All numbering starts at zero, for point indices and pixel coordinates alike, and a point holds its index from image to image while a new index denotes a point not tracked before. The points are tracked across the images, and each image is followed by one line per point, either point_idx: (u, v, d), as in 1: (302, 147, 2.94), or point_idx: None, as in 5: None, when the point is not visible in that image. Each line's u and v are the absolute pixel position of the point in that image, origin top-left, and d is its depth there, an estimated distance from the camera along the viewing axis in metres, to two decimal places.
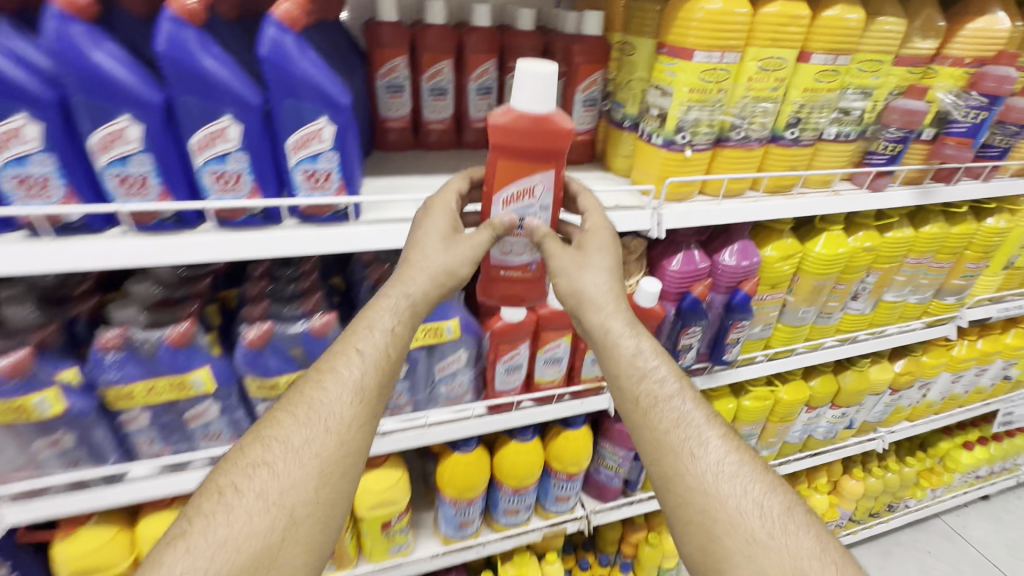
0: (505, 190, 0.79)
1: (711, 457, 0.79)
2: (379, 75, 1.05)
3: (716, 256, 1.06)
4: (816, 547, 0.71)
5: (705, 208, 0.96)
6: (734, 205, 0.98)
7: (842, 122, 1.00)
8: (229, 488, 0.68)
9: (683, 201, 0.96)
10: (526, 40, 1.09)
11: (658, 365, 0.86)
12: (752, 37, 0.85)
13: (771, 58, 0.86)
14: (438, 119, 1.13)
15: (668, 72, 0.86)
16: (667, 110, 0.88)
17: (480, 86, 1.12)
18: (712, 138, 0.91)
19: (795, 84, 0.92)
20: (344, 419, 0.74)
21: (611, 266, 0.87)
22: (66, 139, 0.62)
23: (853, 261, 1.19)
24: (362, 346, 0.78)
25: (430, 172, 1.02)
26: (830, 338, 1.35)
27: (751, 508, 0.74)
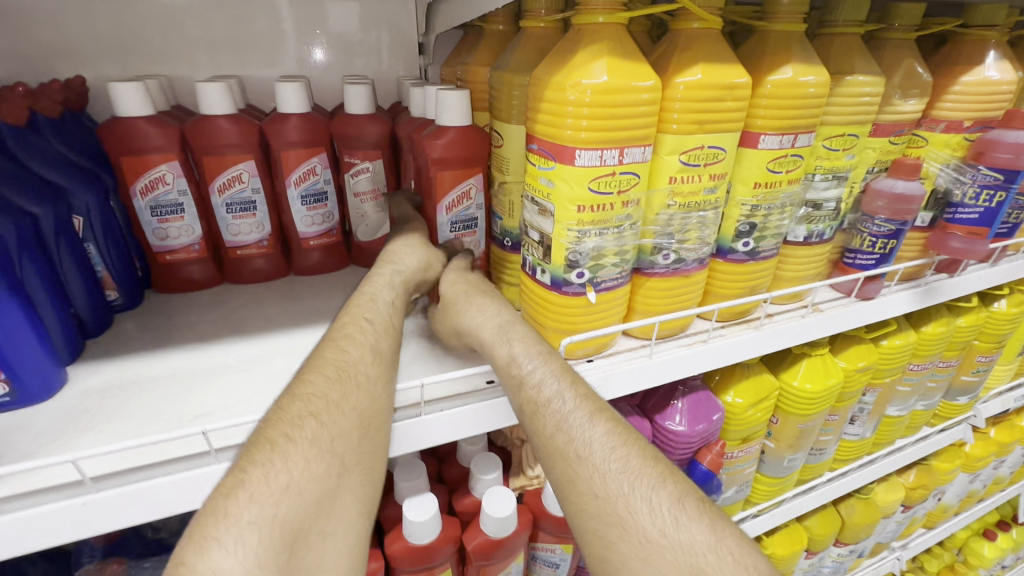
0: (444, 198, 0.67)
1: (597, 447, 0.46)
2: (136, 192, 0.70)
3: (659, 420, 0.73)
4: (720, 543, 0.41)
5: (631, 369, 0.62)
6: (674, 356, 0.65)
7: (812, 218, 0.70)
8: (283, 433, 0.41)
9: (597, 358, 0.63)
10: (364, 127, 0.77)
11: (539, 364, 0.50)
12: (667, 118, 0.54)
13: (699, 148, 0.55)
14: (250, 242, 0.79)
15: (542, 180, 0.54)
16: (549, 234, 0.56)
17: (308, 193, 0.79)
18: (628, 267, 0.59)
19: (739, 177, 0.62)
20: (392, 371, 0.50)
21: (481, 292, 0.58)
22: None
23: (846, 387, 0.88)
24: (372, 314, 0.53)
25: (218, 335, 0.67)
26: (824, 474, 1.02)
27: (642, 505, 0.42)
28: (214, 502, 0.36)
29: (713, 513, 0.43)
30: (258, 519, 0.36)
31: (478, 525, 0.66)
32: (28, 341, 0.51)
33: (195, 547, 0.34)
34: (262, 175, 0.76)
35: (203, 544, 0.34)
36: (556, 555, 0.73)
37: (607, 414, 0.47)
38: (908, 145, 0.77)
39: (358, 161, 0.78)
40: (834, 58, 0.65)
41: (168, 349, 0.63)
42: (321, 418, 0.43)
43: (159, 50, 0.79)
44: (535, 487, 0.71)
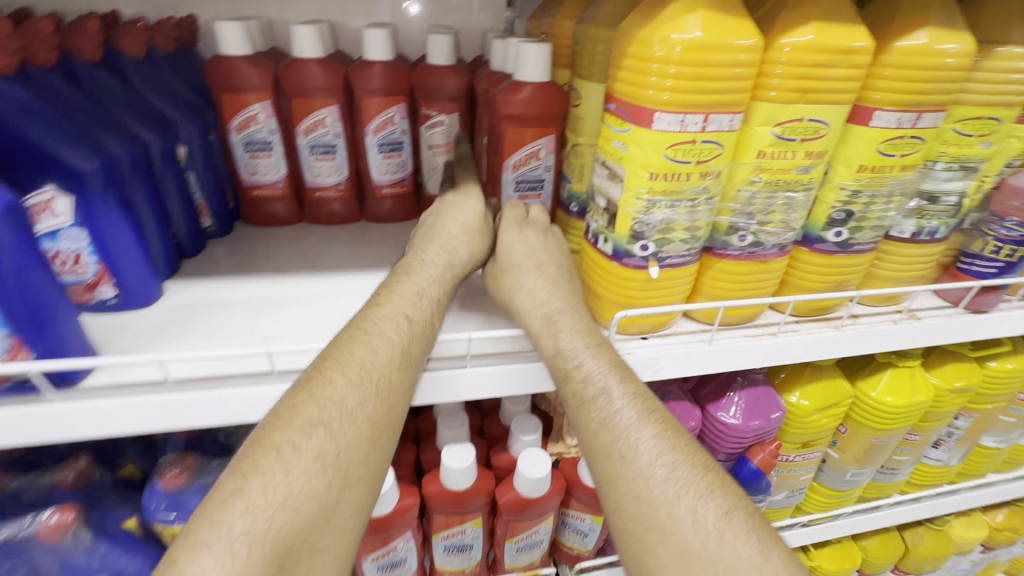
0: (513, 155, 0.66)
1: (643, 448, 0.45)
2: (232, 128, 0.75)
3: (711, 410, 0.69)
4: (760, 558, 0.40)
5: (687, 353, 0.59)
6: (736, 345, 0.61)
7: (926, 213, 0.62)
8: (287, 439, 0.40)
9: (652, 336, 0.60)
10: (444, 79, 0.77)
11: (586, 359, 0.49)
12: (764, 84, 0.49)
13: (799, 121, 0.50)
14: (328, 185, 0.82)
15: (616, 144, 0.51)
16: (616, 202, 0.53)
17: (384, 142, 0.81)
18: (699, 245, 0.56)
19: (842, 158, 0.55)
20: (410, 380, 0.48)
21: (538, 263, 0.57)
22: (31, 258, 0.43)
23: (934, 407, 0.78)
24: (399, 308, 0.50)
25: (294, 270, 0.71)
26: (894, 496, 0.94)
27: (686, 513, 0.42)
28: (209, 509, 0.36)
29: (765, 530, 0.41)
30: (250, 531, 0.36)
31: (511, 481, 0.68)
32: (132, 252, 0.57)
33: (186, 549, 0.35)
34: (343, 121, 0.79)
35: (194, 548, 0.35)
36: (585, 524, 0.74)
37: (655, 416, 0.47)
38: None
39: (435, 113, 0.79)
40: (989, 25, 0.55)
41: (250, 276, 0.69)
42: (329, 430, 0.42)
43: None
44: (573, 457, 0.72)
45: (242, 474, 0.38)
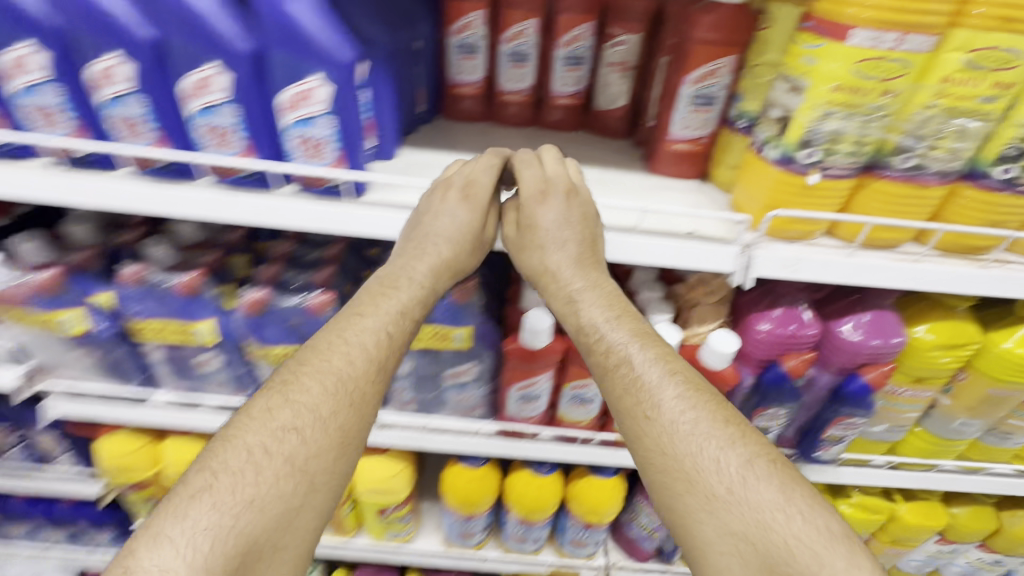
0: (694, 72, 0.73)
1: (668, 402, 0.55)
2: (452, 30, 0.91)
3: (834, 322, 0.77)
4: (783, 496, 0.49)
5: (825, 260, 0.67)
6: (875, 260, 0.67)
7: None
8: (258, 445, 0.51)
9: (798, 242, 0.69)
10: (634, 4, 0.86)
11: (610, 330, 0.62)
12: (966, 13, 0.53)
13: (991, 49, 0.54)
14: (516, 89, 0.96)
15: (804, 58, 0.58)
16: (791, 112, 0.61)
17: (570, 55, 0.91)
18: (861, 162, 0.63)
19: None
20: (373, 391, 0.58)
21: (579, 220, 0.65)
22: (256, 92, 0.59)
23: None
24: (352, 336, 0.59)
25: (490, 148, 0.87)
26: (1001, 463, 0.95)
27: (711, 463, 0.51)
28: (177, 504, 0.47)
29: (784, 470, 0.51)
30: (214, 526, 0.46)
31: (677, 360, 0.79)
32: (389, 112, 0.75)
33: (150, 543, 0.45)
34: (540, 32, 0.90)
35: (154, 540, 0.45)
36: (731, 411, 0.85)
37: (679, 377, 0.57)
38: None
39: (621, 33, 0.88)
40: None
41: (457, 152, 0.86)
42: (299, 427, 0.52)
43: None
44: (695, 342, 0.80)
45: (219, 465, 0.49)
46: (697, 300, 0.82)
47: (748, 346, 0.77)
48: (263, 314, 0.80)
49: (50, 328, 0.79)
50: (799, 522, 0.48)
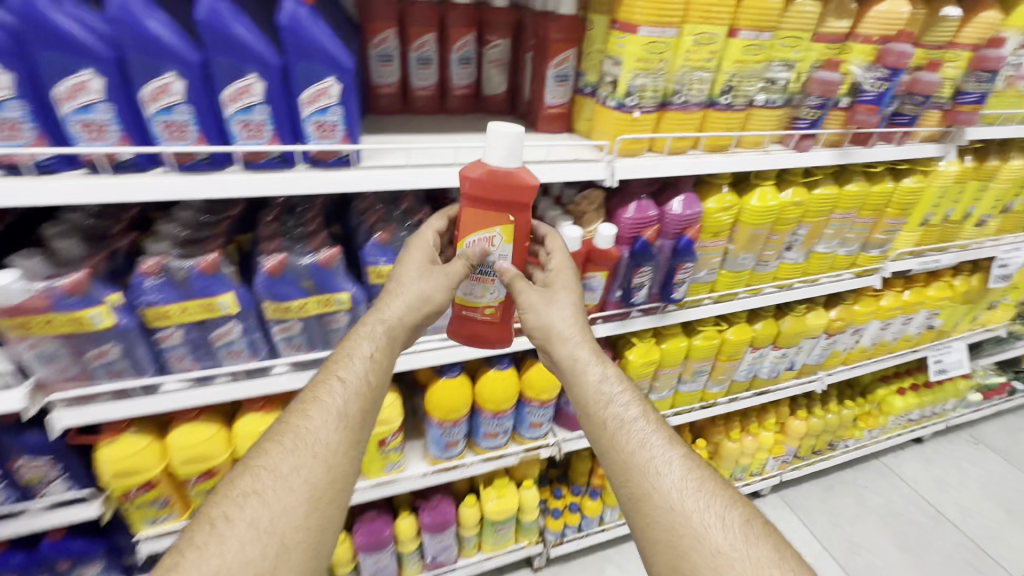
0: (375, 38, 1.08)
1: (677, 471, 0.81)
2: (372, 45, 1.09)
3: (665, 206, 1.13)
4: (775, 553, 0.72)
5: (655, 162, 1.03)
6: (268, 180, 0.79)
7: (770, 90, 1.07)
8: (222, 515, 0.70)
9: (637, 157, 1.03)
10: (500, 17, 1.13)
11: (630, 404, 0.90)
12: (688, 16, 0.92)
13: (704, 34, 0.94)
14: (387, 83, 1.14)
15: (618, 46, 0.93)
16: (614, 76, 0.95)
17: (421, 56, 1.13)
18: (657, 101, 0.99)
19: (726, 57, 1.00)
20: (351, 398, 0.85)
21: (570, 289, 1.00)
22: (280, 92, 0.76)
23: (708, 221, 1.18)
24: (342, 377, 0.86)
25: (418, 132, 1.08)
26: (707, 294, 1.33)
27: (715, 523, 0.75)
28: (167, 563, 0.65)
29: (764, 526, 0.76)
30: None
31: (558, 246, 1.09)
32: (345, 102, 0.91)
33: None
34: (397, 38, 1.10)
35: None
36: None
37: (687, 453, 0.84)
38: (709, 119, 1.07)
39: (421, 36, 1.11)
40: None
41: None
42: (302, 442, 0.79)
43: None
44: (590, 237, 1.12)
45: (246, 475, 0.75)
46: (585, 210, 1.13)
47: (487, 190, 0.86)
48: (167, 280, 0.87)
49: (81, 327, 0.81)
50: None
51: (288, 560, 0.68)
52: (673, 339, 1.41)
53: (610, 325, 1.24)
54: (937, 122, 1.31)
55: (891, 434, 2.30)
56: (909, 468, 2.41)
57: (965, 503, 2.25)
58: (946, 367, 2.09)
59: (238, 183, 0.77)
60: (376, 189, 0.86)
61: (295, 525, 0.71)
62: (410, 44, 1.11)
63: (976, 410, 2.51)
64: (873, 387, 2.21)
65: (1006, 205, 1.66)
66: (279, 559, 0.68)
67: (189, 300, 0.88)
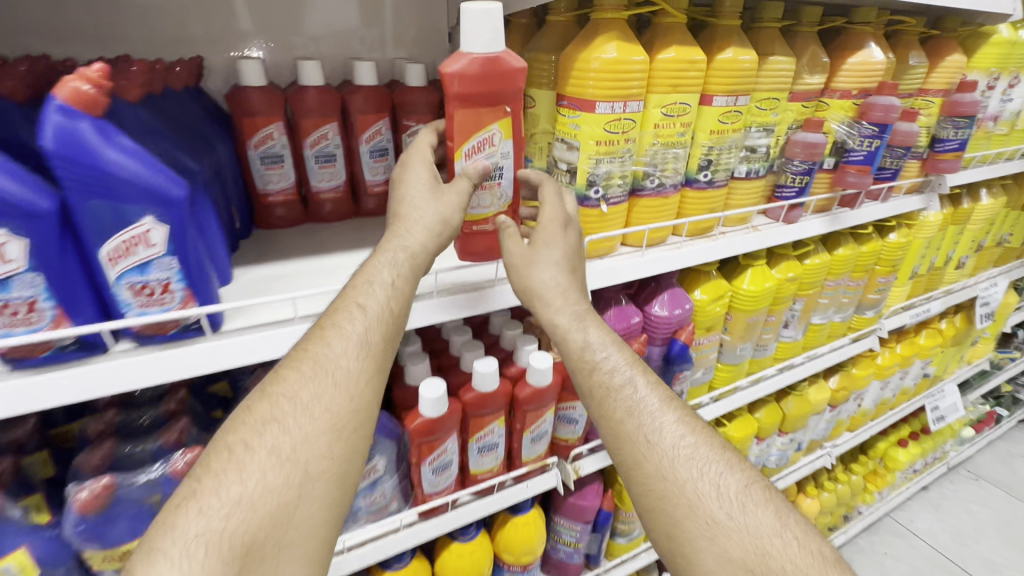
0: (253, 137, 0.83)
1: (668, 434, 0.63)
2: (251, 145, 0.83)
3: (646, 308, 0.91)
4: (779, 521, 0.56)
5: (631, 263, 0.81)
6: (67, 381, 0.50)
7: (751, 160, 0.90)
8: (239, 443, 0.53)
9: (607, 257, 0.82)
10: (418, 96, 0.91)
11: (615, 359, 0.69)
12: (652, 84, 0.73)
13: (674, 104, 0.75)
14: (279, 190, 0.88)
15: (572, 126, 0.72)
16: (575, 164, 0.74)
17: (321, 154, 0.89)
18: (627, 187, 0.78)
19: (700, 127, 0.81)
20: (381, 316, 0.62)
21: (569, 266, 0.71)
22: (62, 250, 0.47)
23: (701, 314, 0.97)
24: (366, 299, 0.62)
25: (322, 251, 0.82)
26: (706, 394, 1.11)
27: (710, 491, 0.58)
28: (166, 517, 0.47)
29: (774, 498, 0.59)
30: (203, 530, 0.47)
31: (524, 379, 0.83)
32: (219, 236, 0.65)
33: (147, 548, 0.46)
34: (287, 133, 0.86)
35: (153, 552, 0.46)
36: (545, 425, 0.88)
37: (678, 408, 0.65)
38: (686, 201, 0.88)
39: (317, 130, 0.87)
40: (806, 52, 0.90)
41: None
42: (325, 366, 0.58)
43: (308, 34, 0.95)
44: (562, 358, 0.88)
45: (262, 402, 0.56)
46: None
47: (463, 90, 0.64)
48: None
49: None
50: (795, 548, 0.54)
51: (313, 494, 0.52)
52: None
53: (597, 456, 1.00)
54: (915, 171, 1.19)
55: (898, 489, 2.12)
56: (923, 522, 2.16)
57: (991, 556, 2.03)
58: (944, 413, 1.94)
59: (4, 399, 0.48)
60: (249, 360, 0.58)
61: (322, 455, 0.54)
62: (304, 140, 0.87)
63: (969, 445, 2.39)
64: (873, 442, 2.03)
65: (979, 244, 1.58)
66: (306, 491, 0.52)
67: None
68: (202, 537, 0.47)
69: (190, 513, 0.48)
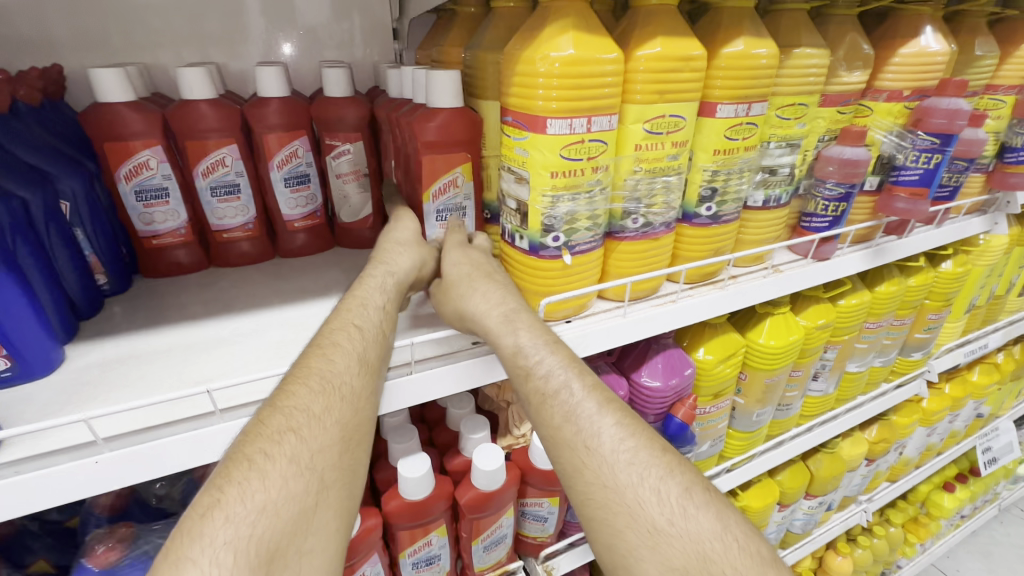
0: (122, 166, 0.65)
1: (606, 433, 0.45)
2: (121, 177, 0.65)
3: (634, 377, 0.71)
4: (720, 523, 0.41)
5: (608, 327, 0.61)
6: None
7: (768, 184, 0.69)
8: (259, 449, 0.39)
9: (576, 319, 0.62)
10: (343, 110, 0.73)
11: (546, 356, 0.49)
12: (630, 89, 0.53)
13: (662, 117, 0.54)
14: (167, 230, 0.70)
15: (518, 151, 0.53)
16: (526, 201, 0.54)
17: (219, 184, 0.71)
18: (601, 229, 0.58)
19: (700, 145, 0.61)
20: (381, 334, 0.49)
21: (484, 275, 0.55)
22: None
23: (707, 378, 0.76)
24: (362, 319, 0.49)
25: (209, 313, 0.64)
26: (714, 467, 0.90)
27: (651, 494, 0.42)
28: (187, 526, 0.34)
29: (719, 498, 0.43)
30: (234, 539, 0.34)
31: (469, 479, 0.64)
32: (24, 312, 0.48)
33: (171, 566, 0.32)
34: (171, 159, 0.68)
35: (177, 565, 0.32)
36: (501, 529, 0.68)
37: (614, 405, 0.47)
38: (680, 242, 0.68)
39: (210, 154, 0.69)
40: (843, 42, 0.69)
41: None
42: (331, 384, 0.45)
43: (214, 36, 0.77)
44: (524, 445, 0.69)
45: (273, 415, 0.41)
46: (510, 400, 0.70)
47: (427, 132, 0.56)
48: None
49: None
50: (740, 553, 0.39)
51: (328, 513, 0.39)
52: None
53: (576, 552, 0.79)
54: (977, 187, 0.96)
55: (942, 536, 1.87)
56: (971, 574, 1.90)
57: None
58: (997, 454, 1.68)
59: None
60: (18, 514, 0.40)
61: (341, 464, 0.41)
62: (193, 169, 0.69)
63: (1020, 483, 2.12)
64: (913, 485, 1.79)
65: None
66: (327, 503, 0.39)
67: None
68: (232, 547, 0.34)
69: (217, 522, 0.34)
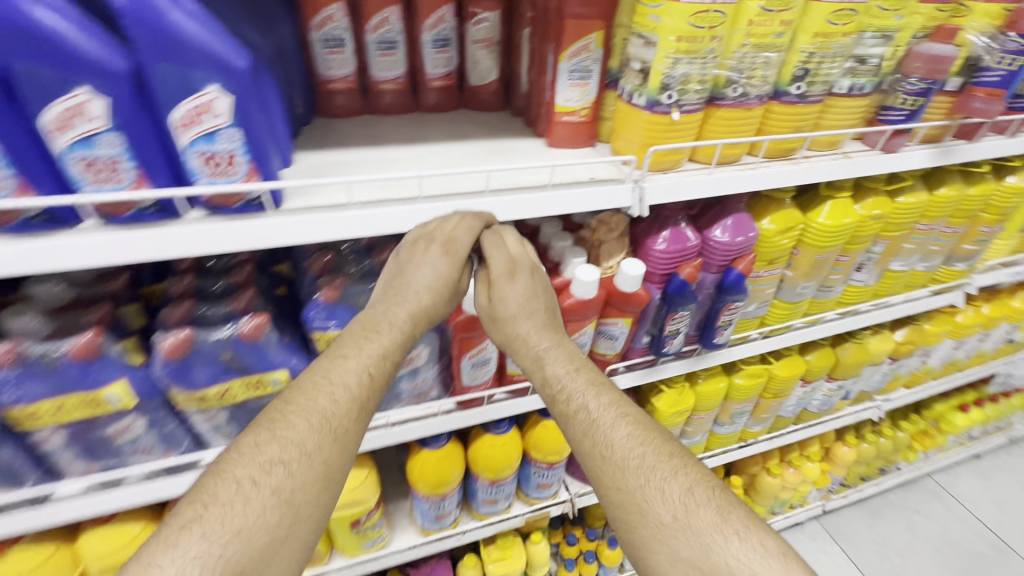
0: (313, 17, 0.80)
1: (618, 442, 0.59)
2: (312, 26, 0.81)
3: (706, 232, 0.86)
4: (720, 516, 0.53)
5: (697, 180, 0.75)
6: (141, 239, 0.55)
7: (857, 73, 0.78)
8: (249, 477, 0.51)
9: (671, 172, 0.76)
10: None
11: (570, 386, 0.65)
12: None
13: None
14: (340, 75, 0.87)
15: (651, 18, 0.65)
16: (650, 63, 0.67)
17: (382, 40, 0.85)
18: (705, 95, 0.71)
19: (803, 28, 0.71)
20: (365, 384, 0.60)
21: (528, 314, 0.71)
22: (140, 114, 0.50)
23: (767, 244, 0.91)
24: (365, 363, 0.61)
25: (381, 142, 0.82)
26: (755, 330, 1.07)
27: (657, 493, 0.55)
28: (168, 535, 0.47)
29: (721, 496, 0.55)
30: (202, 553, 0.46)
31: (568, 291, 0.83)
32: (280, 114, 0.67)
33: (142, 567, 0.45)
34: (349, 15, 0.82)
35: (147, 567, 0.45)
36: (585, 337, 0.88)
37: (626, 420, 0.61)
38: (767, 117, 0.79)
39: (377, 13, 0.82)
40: None
41: None
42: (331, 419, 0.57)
43: None
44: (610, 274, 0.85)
45: (273, 442, 0.53)
46: (602, 240, 0.85)
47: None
48: (24, 371, 0.62)
49: None
50: (736, 541, 0.51)
51: (293, 539, 0.51)
52: (712, 379, 1.16)
53: (633, 373, 1.00)
54: None
55: (947, 452, 2.05)
56: (966, 488, 2.09)
57: None
58: None
59: (96, 244, 0.53)
60: (302, 240, 0.60)
61: (315, 502, 0.53)
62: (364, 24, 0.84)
63: None
64: (930, 402, 1.94)
65: None
66: (293, 535, 0.51)
67: (62, 397, 0.64)
68: (199, 560, 0.46)
69: (193, 535, 0.47)
